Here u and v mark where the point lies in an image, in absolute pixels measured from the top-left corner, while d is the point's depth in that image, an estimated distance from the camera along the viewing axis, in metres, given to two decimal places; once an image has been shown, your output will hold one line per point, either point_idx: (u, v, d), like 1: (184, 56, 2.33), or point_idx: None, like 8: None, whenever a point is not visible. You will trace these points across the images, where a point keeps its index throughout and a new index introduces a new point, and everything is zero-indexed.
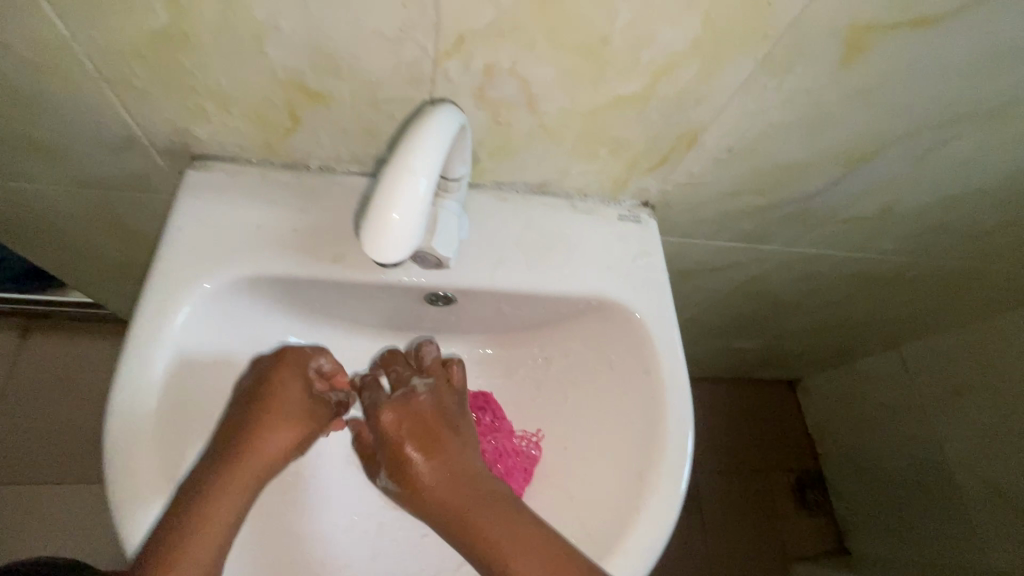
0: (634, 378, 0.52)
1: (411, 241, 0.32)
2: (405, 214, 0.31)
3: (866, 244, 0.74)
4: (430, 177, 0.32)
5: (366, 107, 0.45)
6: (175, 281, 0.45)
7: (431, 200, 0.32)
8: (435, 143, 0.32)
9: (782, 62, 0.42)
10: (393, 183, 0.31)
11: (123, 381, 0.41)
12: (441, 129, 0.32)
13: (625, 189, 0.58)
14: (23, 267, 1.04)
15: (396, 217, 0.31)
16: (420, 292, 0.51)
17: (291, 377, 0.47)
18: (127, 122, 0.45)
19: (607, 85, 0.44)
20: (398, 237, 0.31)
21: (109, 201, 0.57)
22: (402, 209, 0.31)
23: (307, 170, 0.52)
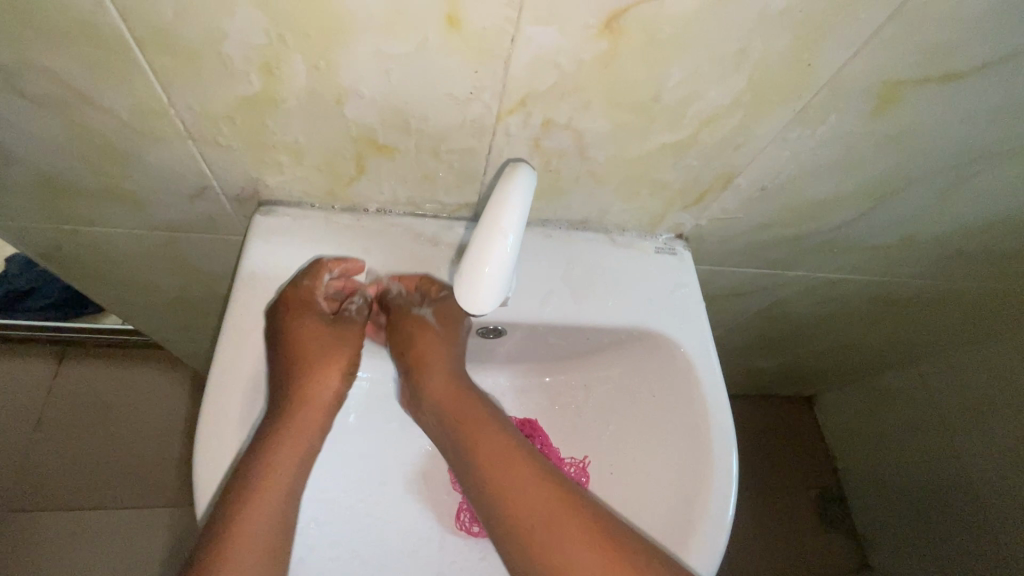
0: (677, 406, 0.55)
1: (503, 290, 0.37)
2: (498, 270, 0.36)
3: (888, 269, 0.76)
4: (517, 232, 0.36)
5: (429, 157, 0.48)
6: (252, 320, 0.49)
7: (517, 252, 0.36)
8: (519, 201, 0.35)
9: (818, 112, 0.45)
10: (487, 244, 0.36)
11: (207, 415, 0.45)
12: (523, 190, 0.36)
13: (662, 224, 0.61)
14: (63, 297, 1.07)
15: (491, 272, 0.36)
16: (473, 326, 0.55)
17: (305, 314, 0.50)
18: (205, 172, 0.49)
19: (655, 135, 0.47)
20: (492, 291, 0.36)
21: (174, 241, 0.60)
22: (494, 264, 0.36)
23: (365, 212, 0.55)
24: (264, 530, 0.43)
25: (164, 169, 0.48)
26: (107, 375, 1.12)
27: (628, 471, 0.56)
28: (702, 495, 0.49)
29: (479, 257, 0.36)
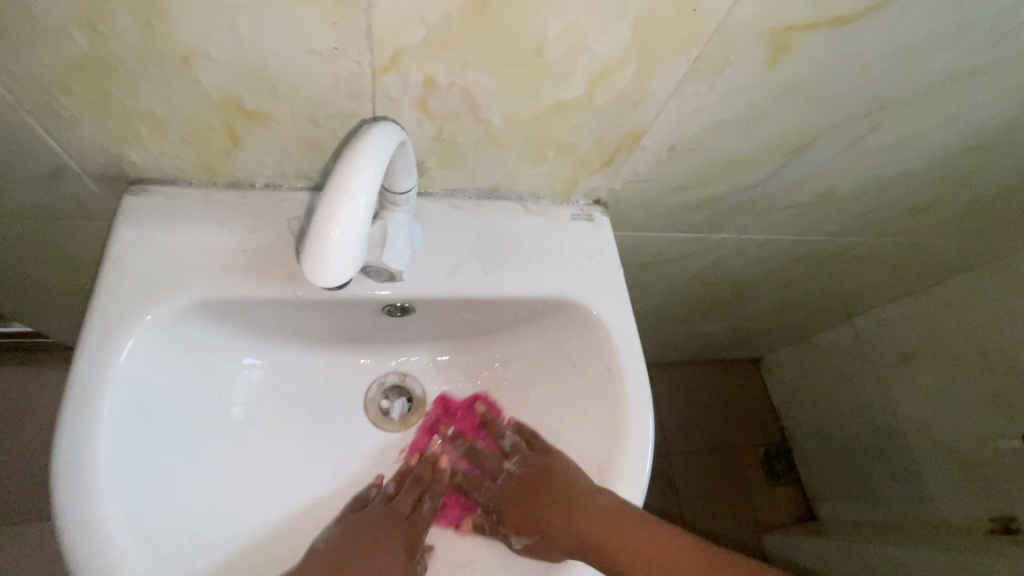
0: (596, 374, 0.54)
1: (357, 256, 0.32)
2: (348, 231, 0.32)
3: (810, 227, 0.77)
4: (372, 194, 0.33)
5: (308, 124, 0.44)
6: (122, 309, 0.44)
7: (371, 217, 0.33)
8: (372, 160, 0.33)
9: (713, 64, 0.44)
10: (334, 202, 0.32)
11: (70, 412, 0.40)
12: (377, 145, 0.33)
13: (576, 189, 0.59)
14: None
15: (339, 234, 0.32)
16: (377, 304, 0.51)
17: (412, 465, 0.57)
18: (55, 150, 0.44)
19: (548, 92, 0.44)
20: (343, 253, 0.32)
21: (43, 229, 0.54)
22: (344, 224, 0.32)
23: (253, 188, 0.51)
24: None
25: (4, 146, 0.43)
26: None
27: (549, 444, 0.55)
28: (618, 461, 0.49)
29: (326, 218, 0.32)
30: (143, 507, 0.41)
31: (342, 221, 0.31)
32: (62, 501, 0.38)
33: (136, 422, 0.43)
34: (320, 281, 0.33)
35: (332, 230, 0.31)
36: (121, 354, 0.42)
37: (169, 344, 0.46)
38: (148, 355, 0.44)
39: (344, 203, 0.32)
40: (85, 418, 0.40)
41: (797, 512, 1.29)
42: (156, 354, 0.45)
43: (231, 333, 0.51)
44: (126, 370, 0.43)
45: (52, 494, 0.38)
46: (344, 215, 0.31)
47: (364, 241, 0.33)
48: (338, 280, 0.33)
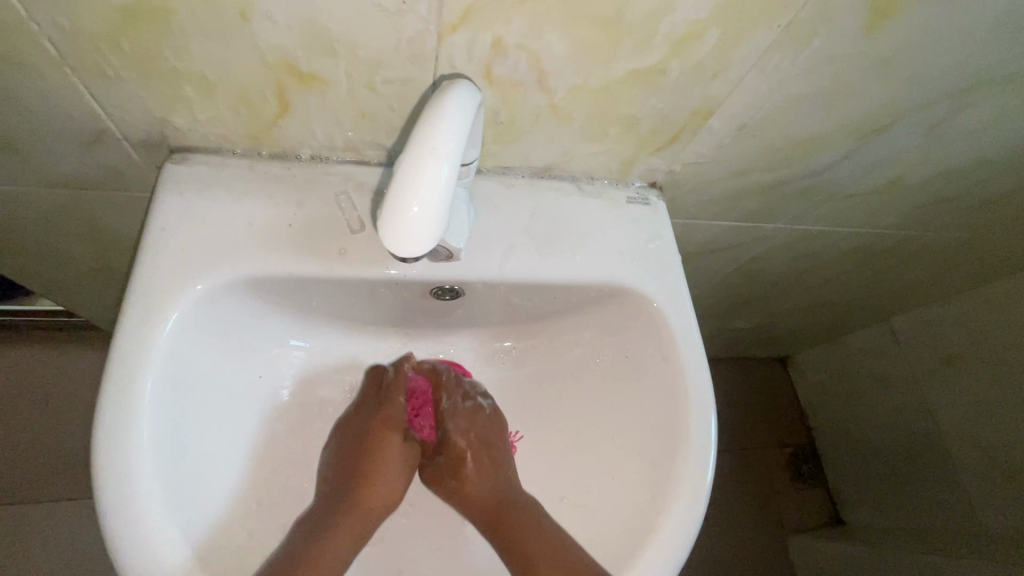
0: (653, 366, 0.51)
1: (437, 234, 0.31)
2: (427, 207, 0.30)
3: (868, 219, 0.73)
4: (450, 165, 0.31)
5: (363, 90, 0.41)
6: (165, 281, 0.41)
7: (453, 186, 0.31)
8: (451, 130, 0.31)
9: (805, 30, 0.41)
10: (411, 176, 0.30)
11: (113, 383, 0.38)
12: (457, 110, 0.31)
13: (634, 170, 0.55)
14: None
15: (419, 210, 0.30)
16: (426, 286, 0.48)
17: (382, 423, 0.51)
18: (97, 112, 0.41)
19: (623, 59, 0.41)
20: (423, 232, 0.30)
21: (79, 201, 0.52)
22: (423, 200, 0.30)
23: (298, 159, 0.48)
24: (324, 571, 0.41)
25: (44, 108, 0.41)
26: (43, 361, 1.03)
27: (599, 438, 0.52)
28: (678, 461, 0.46)
29: (403, 193, 0.30)
30: (184, 486, 0.39)
31: (420, 196, 0.30)
32: (104, 477, 0.36)
33: (180, 398, 0.41)
34: (400, 256, 0.31)
35: (413, 204, 0.30)
36: (164, 327, 0.40)
37: (212, 319, 0.44)
38: (191, 329, 0.42)
39: (425, 174, 0.29)
40: (126, 392, 0.38)
41: (824, 516, 1.25)
42: (198, 329, 0.43)
43: (273, 312, 0.48)
44: (170, 344, 0.40)
45: (93, 468, 0.36)
46: (423, 191, 0.30)
47: (445, 213, 0.31)
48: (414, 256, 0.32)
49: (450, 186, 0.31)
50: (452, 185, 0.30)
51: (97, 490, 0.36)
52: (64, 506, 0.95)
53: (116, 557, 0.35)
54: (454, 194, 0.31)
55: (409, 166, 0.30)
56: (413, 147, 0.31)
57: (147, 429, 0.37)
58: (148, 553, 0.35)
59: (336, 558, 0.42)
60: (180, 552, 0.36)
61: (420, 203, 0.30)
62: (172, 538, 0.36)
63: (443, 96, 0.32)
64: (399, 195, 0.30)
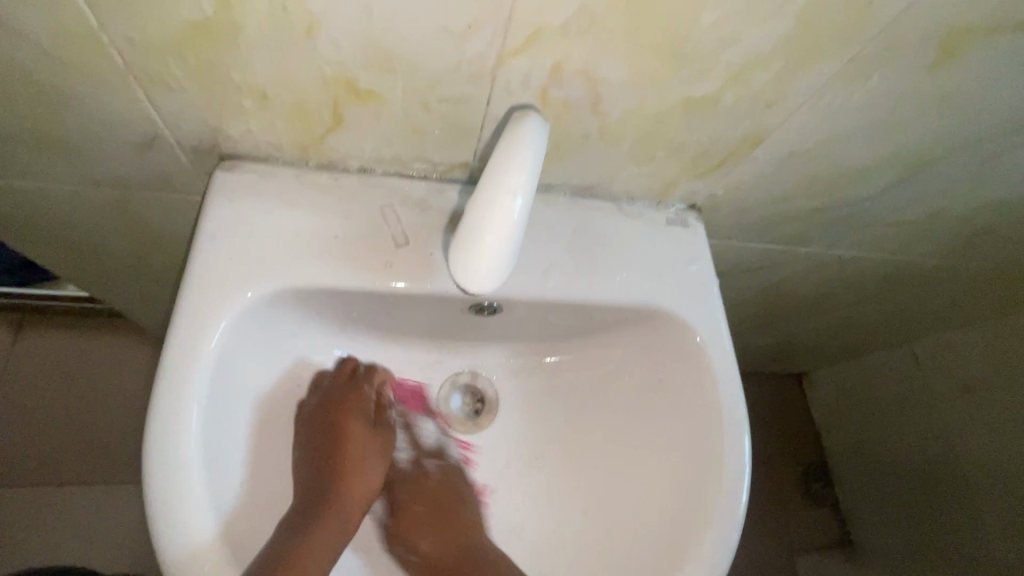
0: (688, 390, 0.51)
1: (508, 260, 0.38)
2: (498, 237, 0.37)
3: (905, 247, 0.72)
4: (525, 194, 0.36)
5: (418, 107, 0.42)
6: (215, 286, 0.42)
7: (524, 217, 0.36)
8: (523, 159, 0.35)
9: (866, 65, 0.40)
10: (487, 209, 0.36)
11: (165, 385, 0.38)
12: (530, 143, 0.35)
13: (675, 192, 0.55)
14: (14, 260, 0.98)
15: (492, 240, 0.37)
16: (466, 303, 0.48)
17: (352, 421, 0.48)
18: (153, 118, 0.42)
19: (680, 87, 0.41)
20: (494, 259, 0.37)
21: (124, 200, 0.53)
22: (496, 230, 0.36)
23: (345, 171, 0.48)
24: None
25: (102, 112, 0.41)
26: (68, 346, 1.05)
27: (630, 459, 0.52)
28: (711, 487, 0.46)
29: (480, 224, 0.37)
30: (228, 489, 0.39)
31: (493, 228, 0.36)
32: (155, 477, 0.36)
33: (226, 402, 0.41)
34: (481, 278, 0.38)
35: (487, 238, 0.36)
36: (215, 332, 0.41)
37: (258, 325, 0.44)
38: (239, 335, 0.43)
39: (500, 209, 0.35)
40: (177, 395, 0.38)
41: (832, 536, 1.23)
42: (245, 335, 0.43)
43: (313, 320, 0.49)
44: (220, 349, 0.41)
45: (145, 467, 0.36)
46: (497, 225, 0.36)
47: (517, 240, 0.37)
48: (489, 281, 0.39)
49: (522, 217, 0.36)
50: (523, 215, 0.36)
51: (148, 490, 0.36)
52: (85, 490, 0.96)
53: (163, 559, 0.35)
54: (527, 222, 0.37)
55: (487, 200, 0.36)
56: (490, 178, 0.36)
57: (198, 432, 0.38)
58: (194, 558, 0.36)
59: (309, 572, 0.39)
60: (223, 558, 0.36)
61: (493, 234, 0.36)
62: (216, 542, 0.36)
63: (516, 123, 0.36)
64: (477, 226, 0.37)
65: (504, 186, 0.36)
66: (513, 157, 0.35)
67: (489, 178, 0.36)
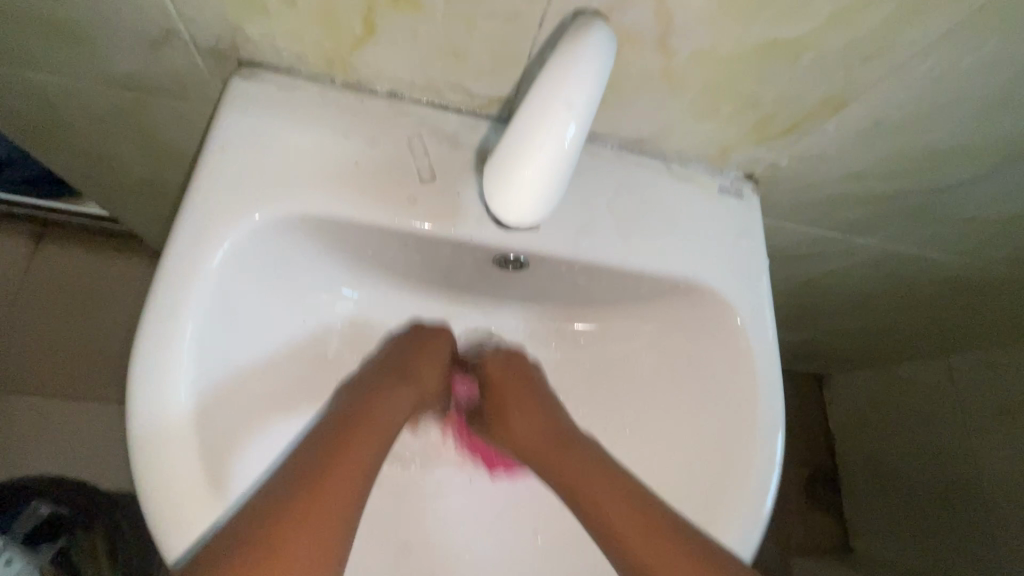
0: (720, 375, 0.46)
1: (543, 198, 0.34)
2: (539, 173, 0.34)
3: (976, 250, 0.65)
4: (575, 125, 0.33)
5: (461, 22, 0.36)
6: (223, 199, 0.38)
7: (571, 151, 0.33)
8: (580, 79, 0.32)
9: (996, 17, 0.34)
10: (529, 140, 0.33)
11: (160, 297, 0.35)
12: (590, 63, 0.32)
13: (733, 157, 0.49)
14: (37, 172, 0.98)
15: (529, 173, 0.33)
16: (490, 253, 0.44)
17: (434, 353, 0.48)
18: (168, 9, 0.38)
19: (766, 25, 0.35)
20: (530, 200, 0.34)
21: (138, 104, 0.49)
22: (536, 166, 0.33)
23: (373, 94, 0.44)
24: (356, 465, 0.37)
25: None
26: (85, 262, 1.05)
27: (648, 439, 0.49)
28: (736, 479, 0.42)
29: (519, 156, 0.33)
30: (221, 414, 0.37)
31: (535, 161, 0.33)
32: (139, 398, 0.33)
33: (225, 324, 0.38)
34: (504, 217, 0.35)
35: (526, 170, 0.33)
36: (217, 251, 0.37)
37: (266, 249, 0.41)
38: (244, 259, 0.39)
39: (547, 137, 0.32)
40: (171, 313, 0.35)
41: (833, 542, 1.19)
42: (252, 259, 0.40)
43: (322, 253, 0.45)
44: (221, 268, 0.37)
45: (130, 385, 0.34)
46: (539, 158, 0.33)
47: (558, 179, 0.34)
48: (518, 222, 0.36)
49: (567, 153, 0.33)
50: (571, 148, 0.33)
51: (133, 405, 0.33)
52: (90, 406, 0.97)
53: (139, 477, 0.33)
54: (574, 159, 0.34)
55: (531, 127, 0.33)
56: (537, 105, 0.33)
57: (193, 350, 0.35)
58: (170, 478, 0.33)
59: (367, 458, 0.38)
60: (207, 491, 0.34)
61: (531, 168, 0.33)
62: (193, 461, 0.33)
63: (581, 38, 0.32)
64: (514, 155, 0.33)
65: (555, 112, 0.32)
66: (570, 78, 0.31)
67: (538, 99, 0.32)
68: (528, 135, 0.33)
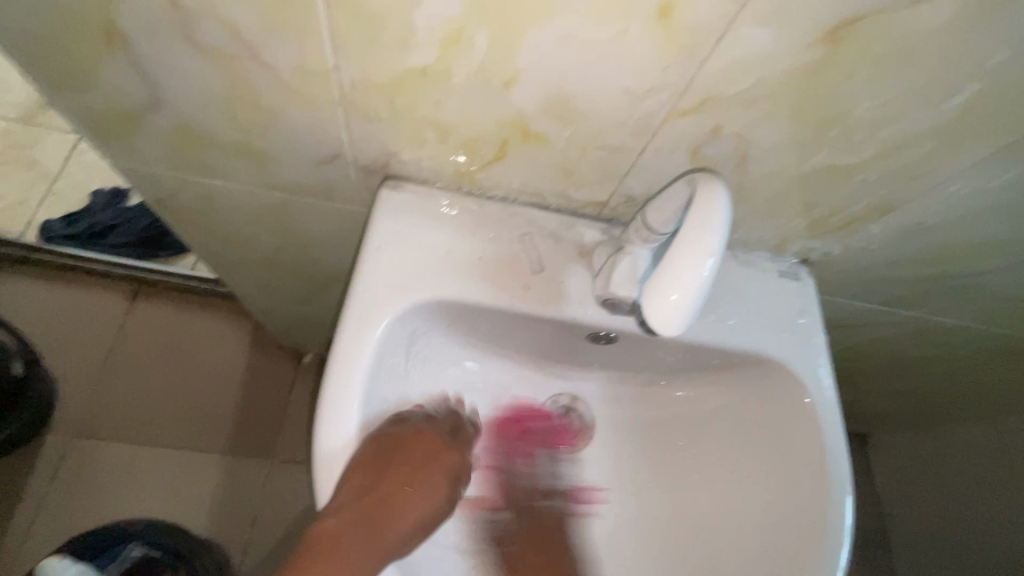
0: (792, 444, 0.52)
1: (688, 321, 0.37)
2: (685, 295, 0.36)
3: (1015, 323, 0.70)
4: (714, 257, 0.36)
5: (576, 150, 0.46)
6: (357, 372, 0.44)
7: (712, 276, 0.36)
8: (718, 225, 0.36)
9: (1022, 151, 0.42)
10: (672, 269, 0.36)
11: (335, 376, 0.44)
12: (719, 206, 0.36)
13: (790, 246, 0.57)
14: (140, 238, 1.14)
15: (678, 299, 0.36)
16: (585, 331, 0.52)
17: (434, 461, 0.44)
18: (342, 141, 0.48)
19: (828, 154, 0.43)
20: (676, 319, 0.36)
21: (286, 202, 0.60)
22: (682, 289, 0.36)
23: (490, 198, 0.53)
24: None
25: (301, 132, 0.47)
26: (175, 318, 1.19)
27: (727, 497, 0.54)
28: (811, 539, 0.47)
29: (667, 282, 0.36)
30: None
31: (681, 286, 0.36)
32: (321, 457, 0.41)
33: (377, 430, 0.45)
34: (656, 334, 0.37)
35: (672, 293, 0.36)
36: (375, 334, 0.45)
37: (409, 330, 0.49)
38: (393, 338, 0.48)
39: (692, 268, 0.35)
40: (343, 386, 0.43)
41: None
42: (398, 338, 0.48)
43: (447, 330, 0.53)
44: (377, 350, 0.46)
45: (314, 446, 0.42)
46: (685, 284, 0.36)
47: (702, 299, 0.36)
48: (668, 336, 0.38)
49: (708, 277, 0.36)
50: (711, 277, 0.36)
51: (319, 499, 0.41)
52: (177, 452, 1.07)
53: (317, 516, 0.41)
54: (714, 283, 0.36)
55: (676, 259, 0.36)
56: (681, 243, 0.36)
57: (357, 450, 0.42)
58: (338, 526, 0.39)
59: None
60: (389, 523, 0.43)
61: (678, 293, 0.36)
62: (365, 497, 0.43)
63: (704, 190, 0.37)
64: (662, 283, 0.36)
65: (698, 248, 0.36)
66: (708, 223, 0.36)
67: (681, 245, 0.36)
68: (673, 266, 0.36)
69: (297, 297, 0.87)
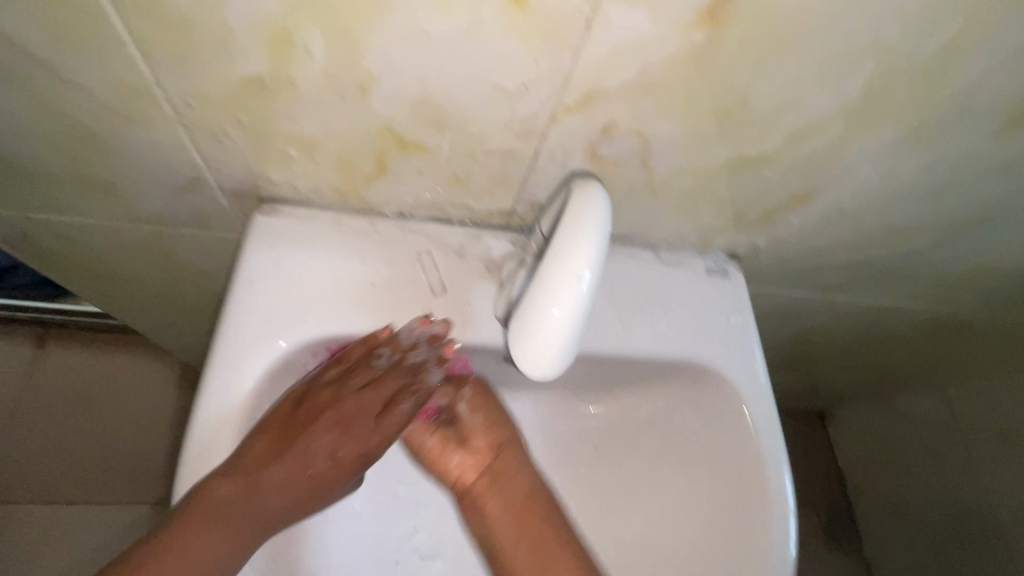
0: (727, 451, 0.49)
1: (572, 339, 0.34)
2: (566, 310, 0.33)
3: (947, 299, 0.70)
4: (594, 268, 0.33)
5: (463, 158, 0.41)
6: (224, 427, 0.38)
7: (594, 288, 0.33)
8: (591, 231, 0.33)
9: (931, 130, 0.39)
10: (549, 284, 0.33)
11: (198, 435, 0.37)
12: (593, 212, 0.33)
13: (715, 242, 0.54)
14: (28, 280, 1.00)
15: (560, 316, 0.33)
16: (499, 355, 0.47)
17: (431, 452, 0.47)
18: (197, 165, 0.42)
19: (732, 146, 0.40)
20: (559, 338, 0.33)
21: (161, 234, 0.53)
22: (564, 305, 0.33)
23: (385, 216, 0.48)
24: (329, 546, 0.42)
25: (147, 157, 0.41)
26: (90, 360, 1.07)
27: (659, 514, 0.50)
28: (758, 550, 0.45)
29: (546, 299, 0.33)
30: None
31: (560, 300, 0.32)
32: None
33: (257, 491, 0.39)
34: (539, 356, 0.34)
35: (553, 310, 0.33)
36: (248, 381, 0.39)
37: (294, 372, 0.43)
38: (273, 384, 0.42)
39: (567, 280, 0.32)
40: (207, 446, 0.37)
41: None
42: (281, 383, 0.42)
43: None
44: (255, 398, 0.40)
45: (172, 522, 0.35)
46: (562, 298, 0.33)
47: (586, 311, 0.33)
48: (557, 359, 0.35)
49: (589, 293, 0.33)
50: (591, 289, 0.33)
51: None
52: (94, 509, 0.97)
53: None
54: (598, 294, 0.34)
55: (552, 274, 0.33)
56: (556, 255, 0.33)
57: None
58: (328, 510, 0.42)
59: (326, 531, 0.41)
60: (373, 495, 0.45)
61: (560, 312, 0.33)
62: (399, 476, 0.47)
63: (577, 198, 0.34)
64: (542, 303, 0.33)
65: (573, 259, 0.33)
66: (581, 229, 0.33)
67: (556, 256, 0.33)
68: (548, 281, 0.33)
69: (207, 332, 0.80)
